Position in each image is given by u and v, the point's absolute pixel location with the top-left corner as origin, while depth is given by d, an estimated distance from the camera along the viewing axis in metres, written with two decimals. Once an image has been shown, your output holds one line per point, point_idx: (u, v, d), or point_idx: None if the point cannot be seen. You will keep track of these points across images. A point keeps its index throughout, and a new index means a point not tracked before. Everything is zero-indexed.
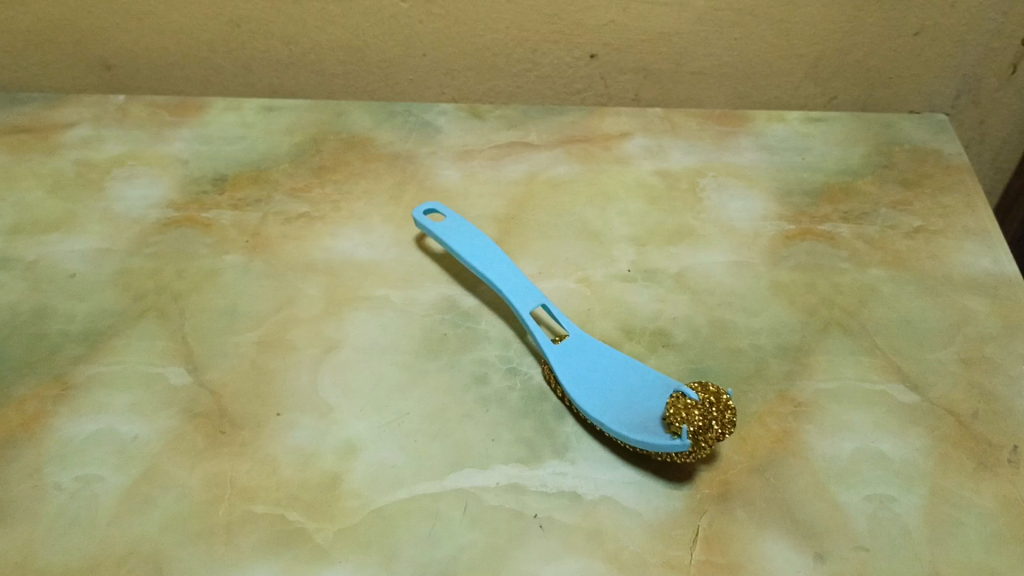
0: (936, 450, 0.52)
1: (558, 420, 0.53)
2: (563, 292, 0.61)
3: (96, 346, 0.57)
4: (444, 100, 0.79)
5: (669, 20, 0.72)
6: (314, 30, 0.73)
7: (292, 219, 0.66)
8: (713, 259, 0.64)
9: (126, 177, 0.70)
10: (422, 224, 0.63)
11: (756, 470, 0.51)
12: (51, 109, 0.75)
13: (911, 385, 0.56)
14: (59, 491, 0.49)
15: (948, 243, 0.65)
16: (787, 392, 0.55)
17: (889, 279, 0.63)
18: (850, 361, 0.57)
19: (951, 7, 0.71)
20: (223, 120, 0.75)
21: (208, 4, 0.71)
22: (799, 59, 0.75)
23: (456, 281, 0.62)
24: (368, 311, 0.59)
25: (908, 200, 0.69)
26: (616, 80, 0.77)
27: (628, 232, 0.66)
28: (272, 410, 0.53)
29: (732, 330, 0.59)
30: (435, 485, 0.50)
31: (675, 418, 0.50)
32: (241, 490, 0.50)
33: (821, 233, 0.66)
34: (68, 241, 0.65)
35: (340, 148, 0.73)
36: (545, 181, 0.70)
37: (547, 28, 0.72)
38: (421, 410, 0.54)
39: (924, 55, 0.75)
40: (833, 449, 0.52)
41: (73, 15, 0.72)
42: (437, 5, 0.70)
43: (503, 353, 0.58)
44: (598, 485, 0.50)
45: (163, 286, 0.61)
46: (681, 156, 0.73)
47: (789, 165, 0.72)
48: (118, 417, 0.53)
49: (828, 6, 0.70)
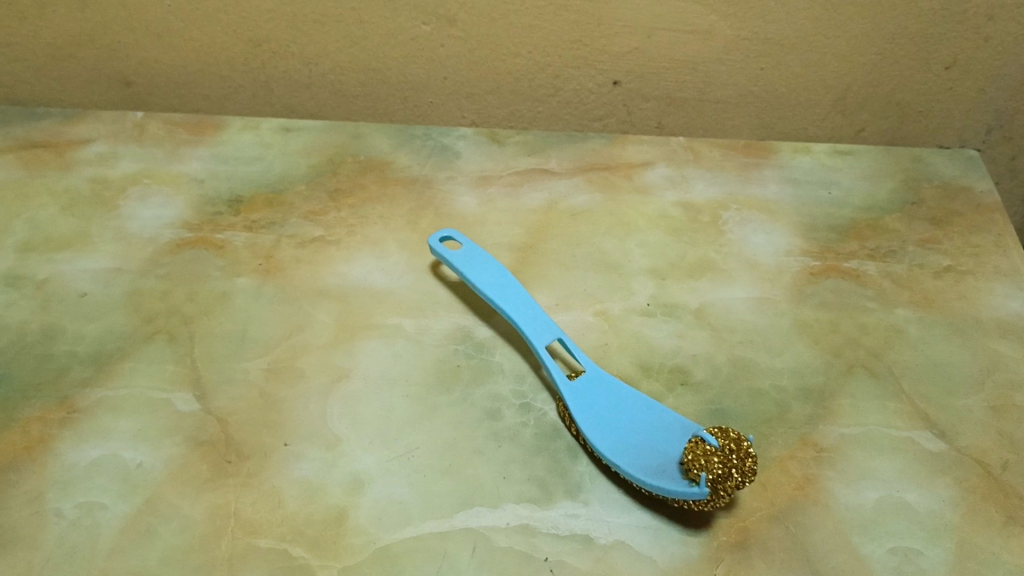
0: (963, 502, 0.50)
1: (571, 459, 0.52)
2: (579, 325, 0.60)
3: (103, 368, 0.56)
4: (465, 124, 0.77)
5: (695, 48, 0.70)
6: (334, 50, 0.72)
7: (306, 242, 0.65)
8: (734, 294, 0.62)
9: (141, 196, 0.69)
10: (438, 252, 0.62)
11: (775, 517, 0.49)
12: (69, 125, 0.76)
13: (939, 433, 0.54)
14: (59, 518, 0.48)
15: (978, 284, 0.63)
16: (809, 436, 0.53)
17: (916, 320, 0.61)
18: (875, 406, 0.55)
19: (986, 41, 0.69)
20: (240, 140, 0.75)
21: (229, 22, 0.70)
22: (827, 90, 0.73)
23: (470, 310, 0.61)
24: (380, 340, 0.58)
25: (937, 238, 0.67)
26: (639, 108, 0.75)
27: (647, 265, 0.64)
28: (279, 440, 0.52)
29: (753, 369, 0.57)
30: (443, 523, 0.48)
31: (693, 464, 0.48)
32: (245, 523, 0.48)
33: (847, 271, 0.64)
34: (79, 260, 0.64)
35: (357, 171, 0.72)
36: (564, 210, 0.69)
37: (570, 54, 0.71)
38: (431, 444, 0.52)
39: (955, 89, 0.73)
40: (856, 498, 0.50)
41: (93, 31, 0.72)
42: (460, 28, 0.70)
43: (517, 387, 0.56)
44: (612, 528, 0.49)
45: (173, 308, 0.60)
46: (703, 187, 0.71)
47: (814, 200, 0.70)
48: (123, 443, 0.52)
49: (859, 37, 0.69)
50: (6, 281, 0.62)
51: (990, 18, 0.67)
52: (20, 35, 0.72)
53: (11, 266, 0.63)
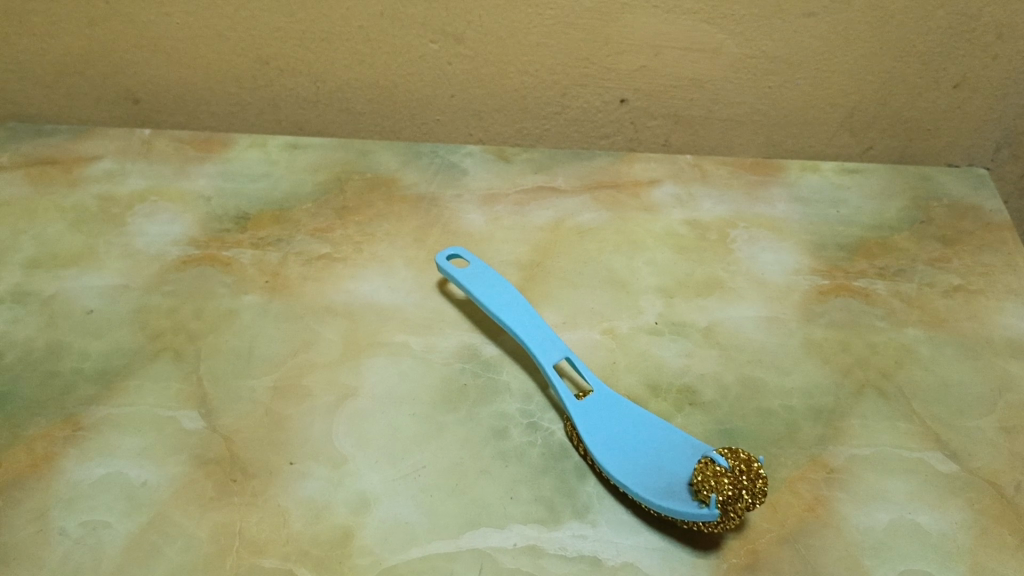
0: (976, 524, 0.50)
1: (579, 480, 0.52)
2: (587, 343, 0.59)
3: (109, 386, 0.56)
4: (471, 142, 0.77)
5: (703, 66, 0.70)
6: (342, 69, 0.72)
7: (313, 260, 0.65)
8: (743, 313, 0.62)
9: (148, 213, 0.69)
10: (445, 270, 0.61)
11: (786, 539, 0.48)
12: (76, 141, 0.76)
13: (950, 454, 0.53)
14: (64, 537, 0.48)
15: (988, 304, 0.63)
16: (819, 457, 0.53)
17: (926, 340, 0.60)
18: (885, 427, 0.55)
19: (994, 59, 0.69)
20: (247, 157, 0.75)
21: (237, 40, 0.70)
22: (835, 109, 0.73)
23: (478, 328, 0.61)
24: (386, 358, 0.58)
25: (947, 257, 0.67)
26: (646, 125, 0.75)
27: (655, 283, 0.64)
28: (285, 459, 0.52)
29: (763, 389, 0.56)
30: (450, 544, 0.48)
31: (704, 485, 0.48)
32: (250, 543, 0.48)
33: (856, 290, 0.64)
34: (86, 277, 0.64)
35: (364, 188, 0.72)
36: (571, 228, 0.69)
37: (577, 72, 0.71)
38: (437, 464, 0.52)
39: (963, 108, 0.73)
40: (867, 520, 0.50)
41: (102, 49, 0.72)
42: (466, 46, 0.70)
43: (525, 406, 0.56)
44: (620, 550, 0.48)
45: (180, 326, 0.60)
46: (711, 206, 0.71)
47: (822, 218, 0.70)
48: (129, 461, 0.52)
49: (866, 56, 0.69)
50: (13, 297, 0.62)
51: (999, 37, 0.67)
52: (29, 52, 0.72)
53: (19, 282, 0.63)
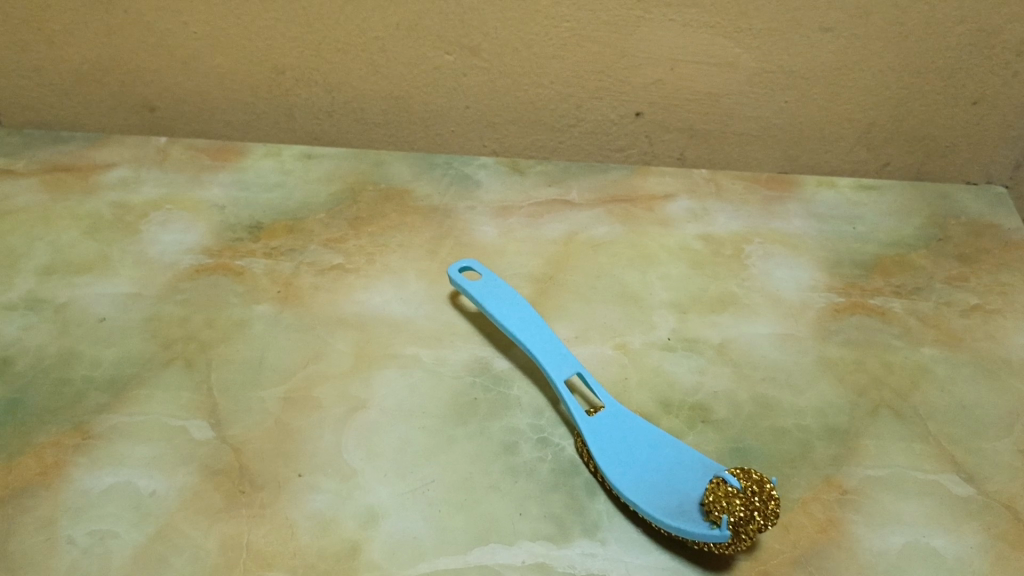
0: (992, 548, 0.49)
1: (589, 496, 0.51)
2: (599, 358, 0.59)
3: (120, 395, 0.56)
4: (486, 153, 0.77)
5: (719, 80, 0.70)
6: (358, 79, 0.72)
7: (325, 270, 0.65)
8: (757, 330, 0.61)
9: (162, 222, 0.69)
10: (456, 283, 0.61)
11: (798, 561, 0.48)
12: (93, 149, 0.77)
13: (966, 477, 0.52)
14: (71, 546, 0.48)
15: (1006, 324, 0.62)
16: (833, 477, 0.52)
17: (943, 359, 0.60)
18: (900, 448, 0.54)
19: (1014, 76, 0.68)
20: (262, 166, 0.75)
21: (254, 49, 0.71)
22: (853, 124, 0.72)
23: (489, 342, 0.61)
24: (396, 371, 0.58)
25: (965, 275, 0.66)
26: (661, 139, 0.75)
27: (669, 298, 0.64)
28: (294, 471, 0.52)
29: (776, 407, 0.56)
30: (457, 560, 0.48)
31: (715, 506, 0.47)
32: (257, 555, 0.47)
33: (871, 307, 0.63)
34: (99, 284, 0.64)
35: (378, 200, 0.72)
36: (584, 242, 0.69)
37: (593, 84, 0.71)
38: (446, 478, 0.52)
39: (983, 124, 0.72)
40: (881, 543, 0.49)
41: (119, 57, 0.72)
42: (481, 58, 0.70)
43: (535, 421, 0.55)
44: (630, 569, 0.47)
45: (191, 335, 0.60)
46: (726, 220, 0.71)
47: (837, 235, 0.70)
48: (138, 470, 0.51)
49: (884, 71, 0.68)
50: (26, 304, 0.62)
51: (1019, 54, 0.67)
52: (47, 59, 0.73)
53: (33, 289, 0.63)
